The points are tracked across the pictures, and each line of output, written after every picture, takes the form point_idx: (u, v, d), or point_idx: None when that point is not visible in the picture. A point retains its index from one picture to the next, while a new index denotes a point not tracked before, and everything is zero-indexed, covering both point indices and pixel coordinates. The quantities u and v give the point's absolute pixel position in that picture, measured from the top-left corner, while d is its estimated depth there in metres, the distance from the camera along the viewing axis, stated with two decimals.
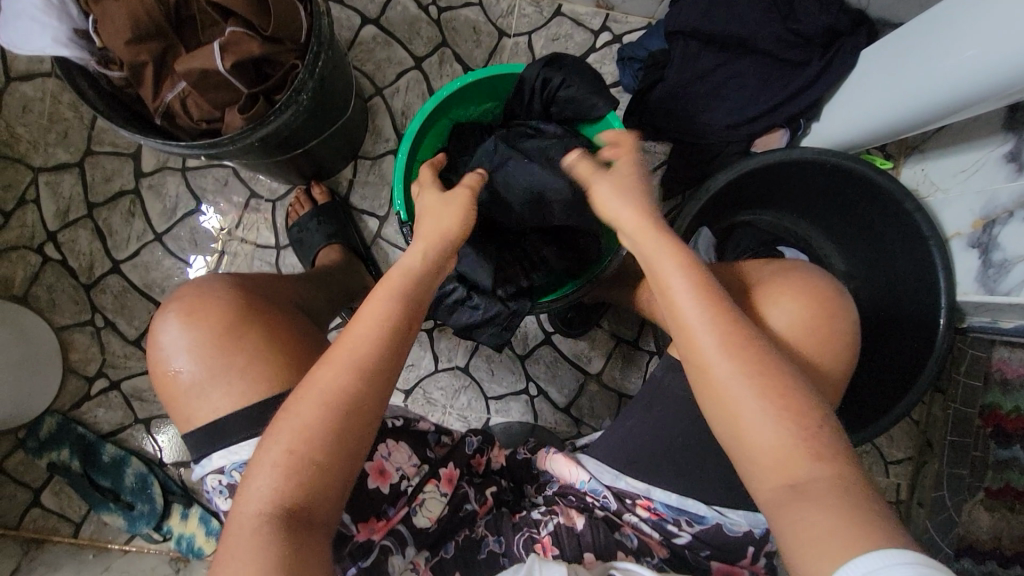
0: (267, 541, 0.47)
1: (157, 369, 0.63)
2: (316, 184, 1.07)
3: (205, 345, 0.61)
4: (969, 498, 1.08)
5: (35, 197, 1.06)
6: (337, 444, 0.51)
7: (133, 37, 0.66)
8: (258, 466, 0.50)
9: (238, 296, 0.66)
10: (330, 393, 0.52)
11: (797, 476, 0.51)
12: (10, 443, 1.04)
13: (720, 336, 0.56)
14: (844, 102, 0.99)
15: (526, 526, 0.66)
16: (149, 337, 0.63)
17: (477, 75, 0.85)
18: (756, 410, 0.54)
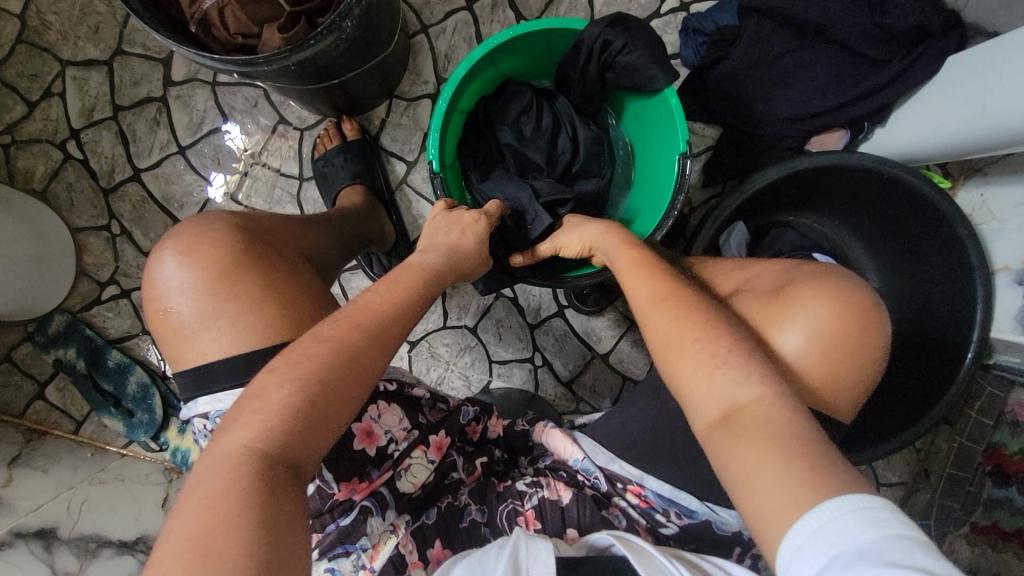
0: (252, 477, 0.43)
1: (152, 305, 0.64)
2: (347, 119, 1.03)
3: (200, 286, 0.62)
4: (953, 531, 1.08)
5: (61, 91, 1.03)
6: (341, 392, 0.49)
7: None
8: (256, 399, 0.47)
9: (236, 237, 0.66)
10: (345, 341, 0.52)
11: (727, 410, 0.49)
12: (20, 334, 1.06)
13: (709, 324, 0.54)
14: (917, 110, 0.92)
15: (509, 497, 0.66)
16: (147, 272, 0.64)
17: (533, 27, 0.80)
18: (731, 376, 0.49)
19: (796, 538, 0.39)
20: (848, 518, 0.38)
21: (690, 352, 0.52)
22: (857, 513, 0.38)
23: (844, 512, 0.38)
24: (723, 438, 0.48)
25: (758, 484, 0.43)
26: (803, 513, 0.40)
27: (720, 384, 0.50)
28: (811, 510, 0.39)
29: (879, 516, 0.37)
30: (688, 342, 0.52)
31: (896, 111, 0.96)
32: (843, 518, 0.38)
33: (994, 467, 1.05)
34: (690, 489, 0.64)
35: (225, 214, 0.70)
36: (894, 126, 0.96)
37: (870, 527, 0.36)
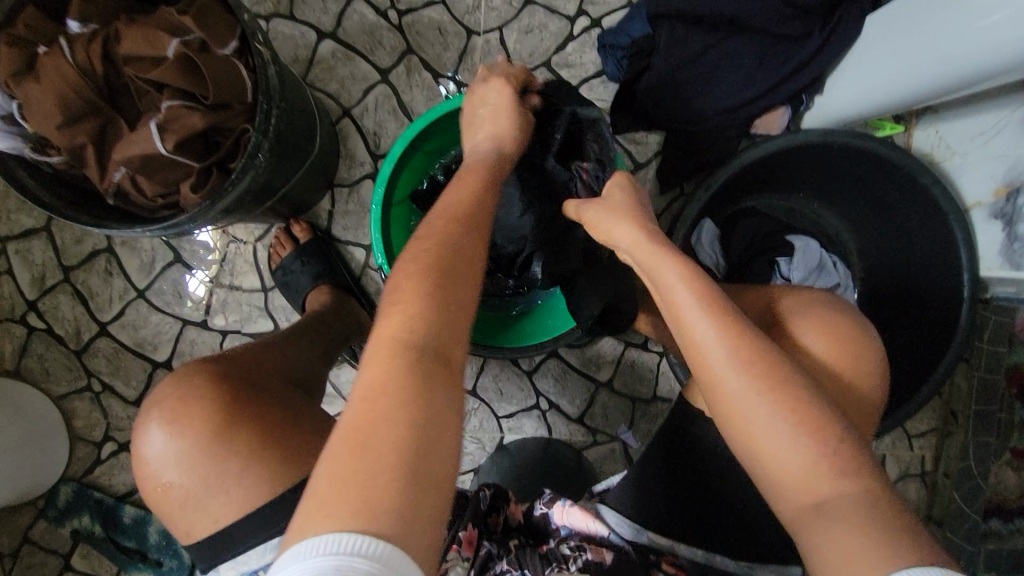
0: (406, 382, 0.42)
1: (148, 482, 0.61)
2: (295, 221, 1.02)
3: (193, 454, 0.59)
4: (996, 462, 1.08)
5: (7, 267, 1.02)
6: (464, 283, 0.50)
7: (65, 121, 0.60)
8: (388, 313, 0.46)
9: (219, 387, 0.63)
10: (443, 250, 0.51)
11: (818, 494, 0.48)
12: (32, 513, 1.05)
13: (736, 343, 0.54)
14: (848, 75, 0.91)
15: (551, 561, 0.61)
16: (137, 447, 0.61)
17: (445, 108, 0.79)
18: (769, 424, 0.51)
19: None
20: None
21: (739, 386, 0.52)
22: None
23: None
24: (756, 461, 0.52)
25: (816, 530, 0.47)
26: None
27: (753, 417, 0.52)
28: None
29: None
30: (721, 381, 0.54)
31: (830, 78, 0.95)
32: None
33: (1017, 389, 1.06)
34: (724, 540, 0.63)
35: (201, 363, 0.66)
36: (830, 94, 0.95)
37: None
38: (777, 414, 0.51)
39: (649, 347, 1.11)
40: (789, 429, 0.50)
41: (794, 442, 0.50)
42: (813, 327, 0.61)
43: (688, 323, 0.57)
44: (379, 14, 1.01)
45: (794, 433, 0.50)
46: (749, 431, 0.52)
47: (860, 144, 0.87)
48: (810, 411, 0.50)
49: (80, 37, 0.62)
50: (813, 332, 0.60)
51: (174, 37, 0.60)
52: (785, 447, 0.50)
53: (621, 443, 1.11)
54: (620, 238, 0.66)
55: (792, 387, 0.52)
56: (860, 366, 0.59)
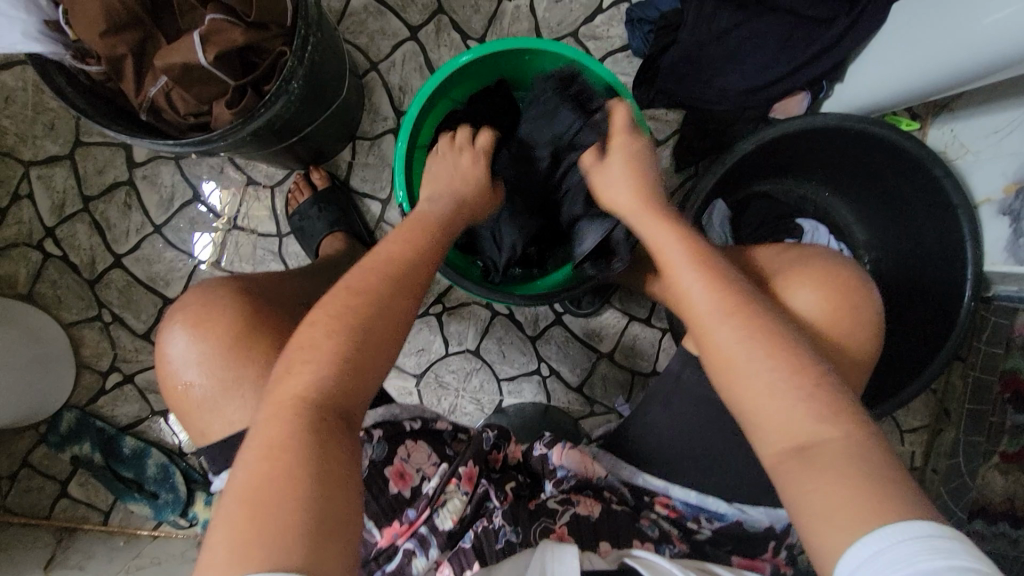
0: (310, 463, 0.44)
1: (168, 383, 0.62)
2: (314, 168, 1.03)
3: (215, 356, 0.60)
4: (983, 462, 1.07)
5: (29, 192, 1.03)
6: (372, 343, 0.51)
7: (108, 28, 0.62)
8: (296, 366, 0.49)
9: (242, 299, 0.64)
10: (367, 302, 0.53)
11: (800, 439, 0.48)
12: (33, 437, 1.06)
13: (721, 292, 0.55)
14: (868, 64, 0.93)
15: (542, 515, 0.62)
16: (159, 350, 0.62)
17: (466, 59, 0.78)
18: (756, 370, 0.51)
19: (849, 561, 0.41)
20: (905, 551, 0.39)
21: (724, 331, 0.54)
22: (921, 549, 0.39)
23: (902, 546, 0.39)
24: (740, 405, 0.52)
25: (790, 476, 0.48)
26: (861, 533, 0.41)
27: (737, 369, 0.52)
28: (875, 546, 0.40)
29: (928, 541, 0.38)
30: (709, 325, 0.55)
31: (853, 65, 0.96)
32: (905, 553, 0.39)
33: (1011, 394, 1.03)
34: (716, 494, 0.66)
35: (226, 280, 0.68)
36: (851, 81, 0.97)
37: (930, 556, 0.38)
38: (767, 356, 0.51)
39: (652, 323, 1.13)
40: (780, 376, 0.50)
41: (785, 393, 0.50)
42: (809, 282, 0.61)
43: (676, 279, 0.58)
44: None
45: (780, 378, 0.50)
46: (731, 376, 0.53)
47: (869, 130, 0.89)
48: (796, 354, 0.51)
49: None
50: (807, 288, 0.61)
51: None
52: (765, 393, 0.50)
53: (617, 415, 1.12)
54: (617, 199, 0.69)
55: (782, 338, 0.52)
56: (850, 319, 0.59)
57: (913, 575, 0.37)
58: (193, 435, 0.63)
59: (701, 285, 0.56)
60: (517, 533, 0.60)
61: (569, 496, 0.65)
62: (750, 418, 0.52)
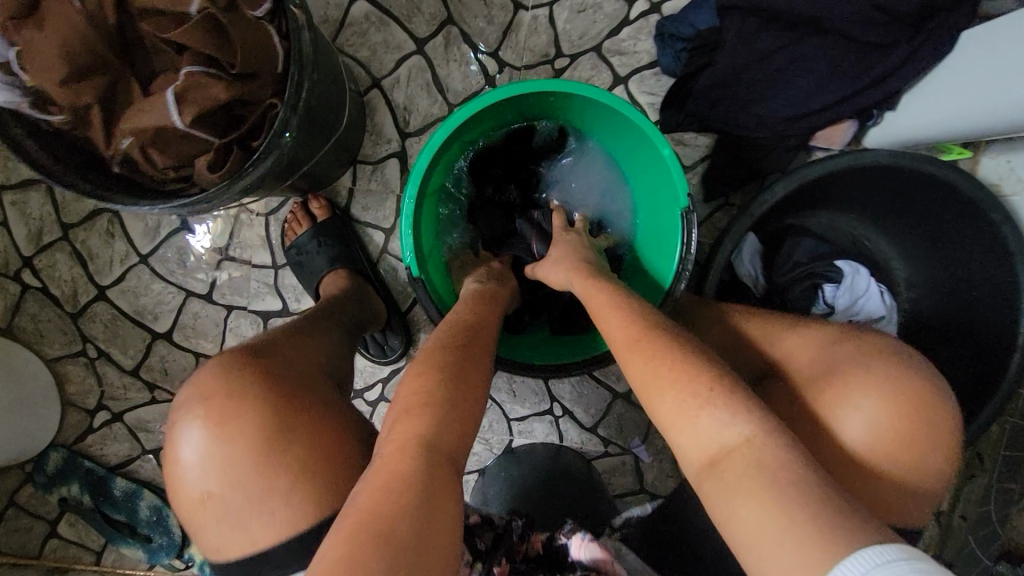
0: (414, 510, 0.46)
1: (176, 481, 0.55)
2: (313, 197, 0.95)
3: (234, 467, 0.52)
4: (1016, 508, 1.01)
5: (3, 219, 0.95)
6: (466, 390, 0.56)
7: (71, 75, 0.53)
8: (405, 415, 0.54)
9: (268, 389, 0.56)
10: (451, 352, 0.60)
11: (764, 469, 0.45)
12: (20, 476, 1.01)
13: (653, 350, 0.55)
14: (927, 95, 0.83)
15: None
16: (171, 446, 0.55)
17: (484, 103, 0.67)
18: (726, 418, 0.48)
19: None
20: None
21: (671, 395, 0.51)
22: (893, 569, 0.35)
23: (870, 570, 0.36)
24: (706, 458, 0.49)
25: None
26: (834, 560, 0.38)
27: (702, 417, 0.49)
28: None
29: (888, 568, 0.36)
30: (661, 385, 0.52)
31: (907, 95, 0.87)
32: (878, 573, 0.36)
33: None
34: None
35: (254, 359, 0.59)
36: (905, 112, 0.87)
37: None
38: (718, 405, 0.49)
39: None
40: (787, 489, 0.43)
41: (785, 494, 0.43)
42: (863, 391, 0.51)
43: (616, 346, 0.58)
44: None
45: (739, 418, 0.48)
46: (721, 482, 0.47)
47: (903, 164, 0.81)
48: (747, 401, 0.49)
49: None
50: (859, 404, 0.51)
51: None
52: (726, 434, 0.48)
53: (633, 456, 1.07)
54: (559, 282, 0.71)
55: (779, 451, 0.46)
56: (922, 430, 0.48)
57: None
58: (197, 537, 0.56)
59: (653, 346, 0.55)
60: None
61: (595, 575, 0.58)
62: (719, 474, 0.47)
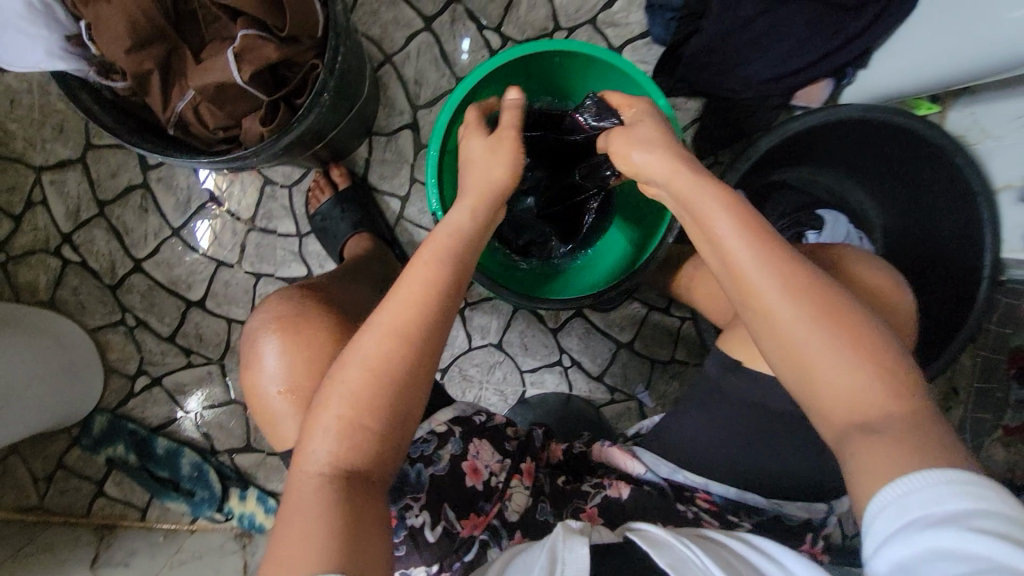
0: (411, 392, 0.53)
1: (253, 392, 0.66)
2: (334, 166, 1.02)
3: (297, 375, 0.64)
4: (987, 437, 1.07)
5: (42, 197, 1.02)
6: (396, 383, 0.52)
7: (134, 44, 0.59)
8: (322, 404, 0.52)
9: (319, 305, 0.70)
10: (392, 326, 0.53)
11: (861, 414, 0.49)
12: (66, 441, 1.08)
13: (780, 265, 0.52)
14: (894, 54, 0.91)
15: (574, 497, 0.68)
16: (253, 353, 0.67)
17: (493, 65, 0.75)
18: (815, 333, 0.50)
19: (892, 492, 0.44)
20: (939, 486, 0.42)
21: (784, 301, 0.52)
22: (943, 488, 0.41)
23: (936, 481, 0.42)
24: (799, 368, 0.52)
25: (854, 444, 0.49)
26: (900, 479, 0.44)
27: (773, 306, 0.52)
28: (904, 479, 0.44)
29: (974, 490, 0.40)
30: (776, 299, 0.52)
31: (877, 52, 0.94)
32: (925, 491, 0.42)
33: (1016, 370, 1.02)
34: (754, 491, 0.68)
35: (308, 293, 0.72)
36: (874, 70, 0.96)
37: (959, 499, 0.40)
38: (817, 319, 0.51)
39: (672, 312, 1.15)
40: (849, 356, 0.49)
41: (839, 353, 0.50)
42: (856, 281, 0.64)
43: (726, 249, 0.55)
44: None
45: (849, 348, 0.50)
46: (781, 330, 0.52)
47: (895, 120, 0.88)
48: (860, 327, 0.50)
49: None
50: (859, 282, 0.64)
51: None
52: (834, 358, 0.50)
53: (637, 402, 1.15)
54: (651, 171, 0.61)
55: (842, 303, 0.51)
56: (886, 307, 0.63)
57: (938, 512, 0.41)
58: (264, 435, 0.68)
59: (753, 260, 0.53)
60: (552, 511, 0.67)
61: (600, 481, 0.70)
62: (799, 368, 0.52)
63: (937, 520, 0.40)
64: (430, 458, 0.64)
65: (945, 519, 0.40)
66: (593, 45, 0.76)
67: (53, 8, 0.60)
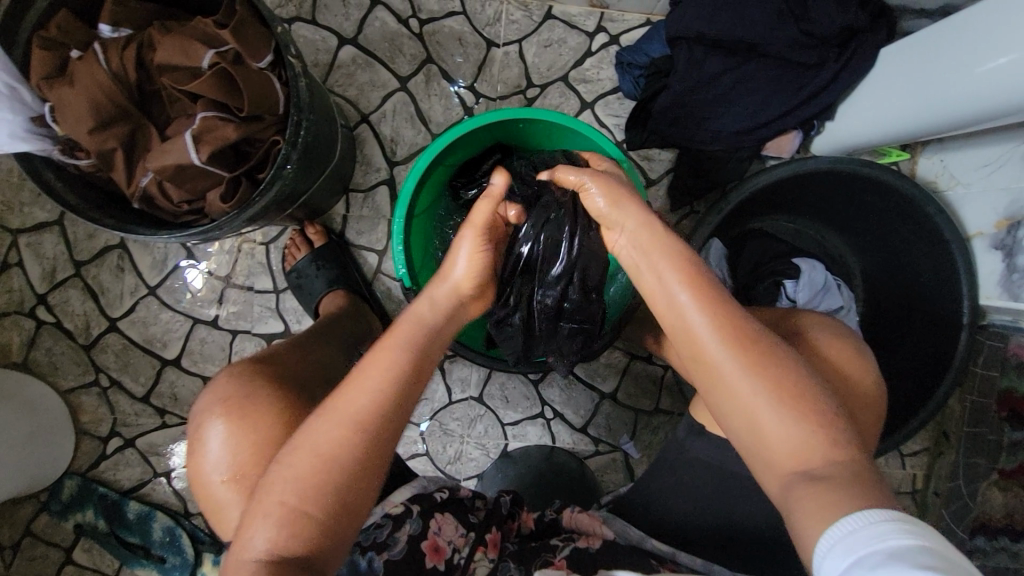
0: (361, 485, 0.50)
1: (198, 478, 0.63)
2: (310, 224, 1.02)
3: (244, 460, 0.61)
4: (982, 481, 1.02)
5: (18, 259, 1.02)
6: (348, 470, 0.49)
7: (96, 124, 0.62)
8: (268, 486, 0.49)
9: (270, 384, 0.67)
10: (348, 409, 0.51)
11: (806, 468, 0.48)
12: (34, 506, 1.05)
13: (729, 330, 0.52)
14: (857, 106, 0.94)
15: (543, 551, 0.65)
16: (198, 434, 0.64)
17: (457, 133, 0.77)
18: (766, 403, 0.49)
19: (836, 532, 0.43)
20: (875, 526, 0.41)
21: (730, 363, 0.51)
22: (886, 525, 0.40)
23: (873, 521, 0.41)
24: (751, 436, 0.51)
25: (794, 494, 0.47)
26: (845, 518, 0.43)
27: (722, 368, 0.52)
28: (845, 518, 0.43)
29: (909, 529, 0.39)
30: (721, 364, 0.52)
31: (841, 106, 0.97)
32: (863, 530, 0.41)
33: (1008, 412, 0.99)
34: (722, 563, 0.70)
35: (260, 367, 0.70)
36: (840, 121, 0.98)
37: (897, 534, 0.39)
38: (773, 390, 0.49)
39: (654, 360, 1.14)
40: (801, 427, 0.49)
41: (792, 425, 0.49)
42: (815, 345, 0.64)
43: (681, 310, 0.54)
44: (400, 22, 1.03)
45: (797, 416, 0.49)
46: (734, 394, 0.51)
47: (863, 172, 0.89)
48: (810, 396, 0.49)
49: (114, 44, 0.64)
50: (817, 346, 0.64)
51: (210, 49, 0.62)
52: (785, 430, 0.49)
53: (622, 453, 1.13)
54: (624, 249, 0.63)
55: (796, 375, 0.50)
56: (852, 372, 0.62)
57: (876, 549, 0.39)
58: (209, 517, 0.64)
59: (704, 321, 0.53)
60: (517, 567, 0.63)
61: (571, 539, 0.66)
62: (753, 432, 0.50)
63: (883, 555, 0.38)
64: (382, 545, 0.61)
65: (890, 553, 0.38)
66: (557, 111, 0.78)
67: (20, 92, 0.63)
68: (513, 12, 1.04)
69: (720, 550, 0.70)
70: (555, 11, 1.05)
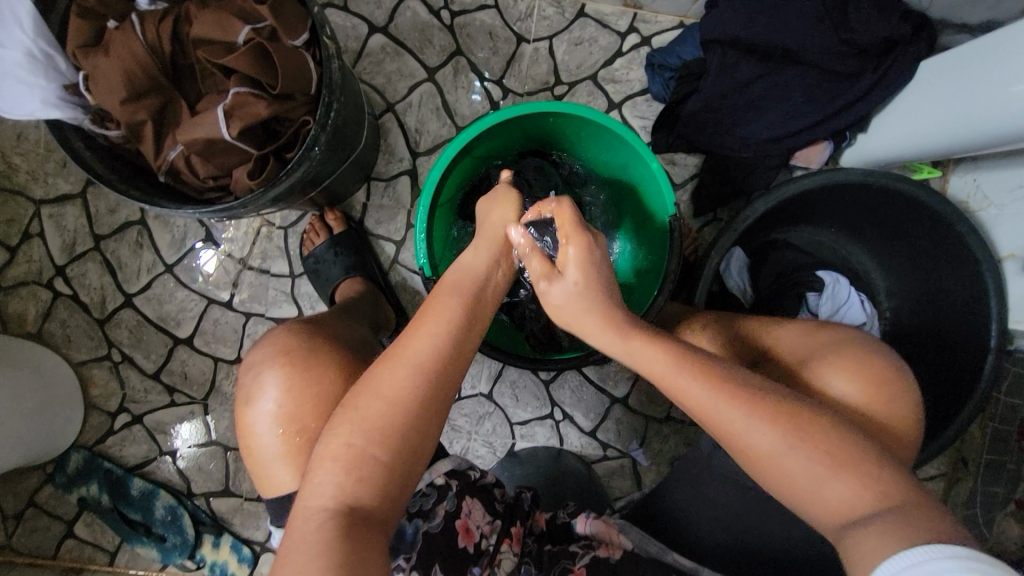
0: (424, 424, 0.50)
1: (247, 430, 0.63)
2: (329, 210, 1.02)
3: (303, 414, 0.61)
4: (1001, 511, 0.99)
5: (39, 231, 1.02)
6: (412, 413, 0.50)
7: (128, 96, 0.62)
8: (333, 431, 0.50)
9: (327, 342, 0.68)
10: (419, 355, 0.52)
11: (850, 513, 0.45)
12: (39, 477, 1.05)
13: (745, 400, 0.50)
14: (889, 120, 0.92)
15: (562, 557, 0.63)
16: (252, 383, 0.64)
17: (488, 123, 0.76)
18: (798, 453, 0.47)
19: (897, 560, 0.39)
20: (943, 560, 0.37)
21: (753, 427, 0.49)
22: (946, 560, 0.37)
23: (940, 555, 0.37)
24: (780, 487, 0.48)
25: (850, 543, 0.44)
26: (901, 551, 0.40)
27: (745, 433, 0.49)
28: (906, 550, 0.40)
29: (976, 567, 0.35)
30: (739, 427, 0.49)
31: (875, 119, 0.95)
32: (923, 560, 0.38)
33: None
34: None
35: (311, 328, 0.71)
36: (872, 134, 0.96)
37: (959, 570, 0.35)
38: (799, 445, 0.47)
39: None
40: (841, 476, 0.46)
41: (832, 477, 0.46)
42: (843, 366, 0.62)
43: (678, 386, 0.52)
44: (431, 13, 1.03)
45: (831, 467, 0.46)
46: (772, 462, 0.48)
47: (896, 186, 0.87)
48: (840, 445, 0.47)
49: (150, 16, 0.64)
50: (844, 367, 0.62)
51: (246, 25, 0.62)
52: (822, 481, 0.46)
53: (631, 460, 1.11)
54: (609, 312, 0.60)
55: (822, 428, 0.48)
56: (888, 397, 0.59)
57: None
58: (251, 471, 0.64)
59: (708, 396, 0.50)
60: (536, 571, 0.63)
61: (590, 543, 0.65)
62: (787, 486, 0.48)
63: None
64: (426, 514, 0.61)
65: None
66: (589, 106, 0.76)
67: (54, 60, 0.63)
68: (545, 8, 1.04)
69: (732, 563, 0.68)
70: (587, 10, 1.04)
